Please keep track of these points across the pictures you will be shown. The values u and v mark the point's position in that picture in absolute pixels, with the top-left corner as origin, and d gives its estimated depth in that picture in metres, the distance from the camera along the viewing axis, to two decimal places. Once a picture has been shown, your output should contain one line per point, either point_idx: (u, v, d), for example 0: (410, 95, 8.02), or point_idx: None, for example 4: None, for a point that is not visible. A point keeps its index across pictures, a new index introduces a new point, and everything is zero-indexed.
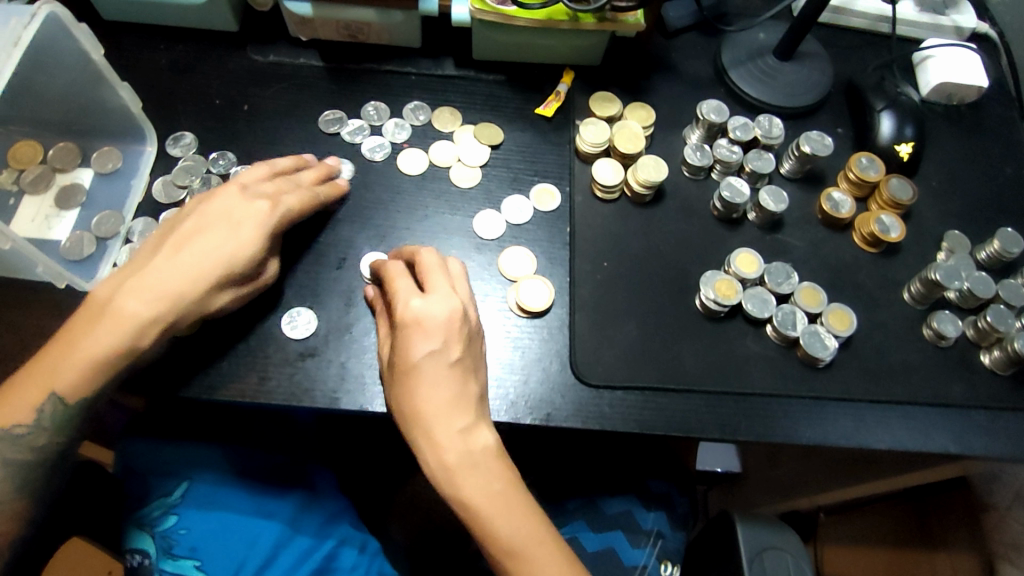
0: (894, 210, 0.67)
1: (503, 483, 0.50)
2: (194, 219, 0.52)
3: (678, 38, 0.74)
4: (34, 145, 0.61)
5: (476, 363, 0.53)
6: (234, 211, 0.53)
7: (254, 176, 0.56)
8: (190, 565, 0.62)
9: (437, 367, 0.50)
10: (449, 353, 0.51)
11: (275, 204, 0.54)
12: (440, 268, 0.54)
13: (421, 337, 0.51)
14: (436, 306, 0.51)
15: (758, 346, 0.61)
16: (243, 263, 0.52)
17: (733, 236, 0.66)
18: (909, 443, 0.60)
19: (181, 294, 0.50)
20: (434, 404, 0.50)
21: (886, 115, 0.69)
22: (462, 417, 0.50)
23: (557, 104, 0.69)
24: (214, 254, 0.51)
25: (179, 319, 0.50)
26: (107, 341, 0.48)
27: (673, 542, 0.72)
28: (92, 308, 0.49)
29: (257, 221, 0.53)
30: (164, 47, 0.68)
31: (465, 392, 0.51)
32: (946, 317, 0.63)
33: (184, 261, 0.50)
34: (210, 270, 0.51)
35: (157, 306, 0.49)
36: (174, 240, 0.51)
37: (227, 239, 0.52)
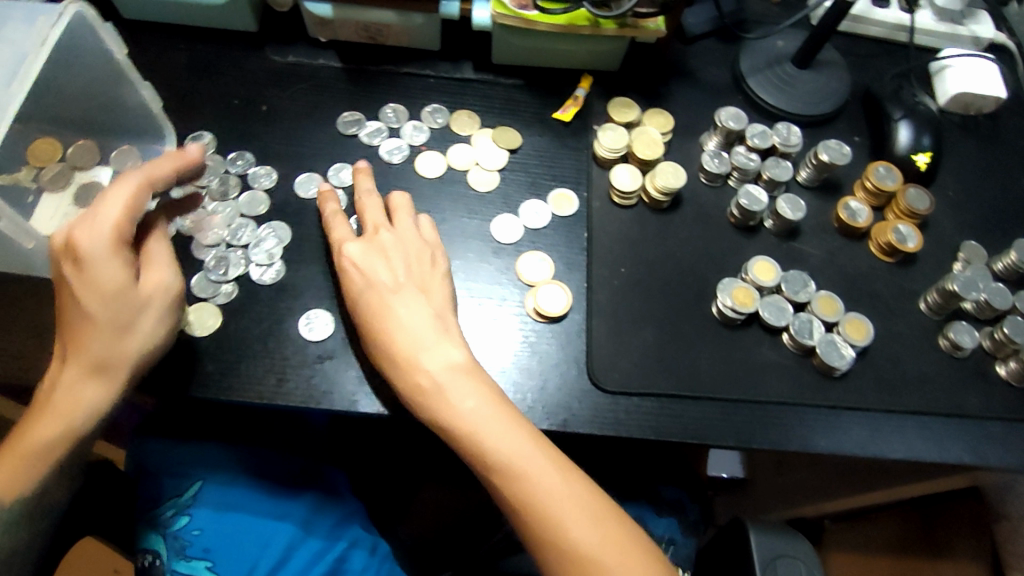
0: (911, 219, 0.67)
1: (479, 394, 0.50)
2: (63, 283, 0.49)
3: (696, 44, 0.75)
4: (54, 143, 0.61)
5: (427, 285, 0.55)
6: (63, 253, 0.48)
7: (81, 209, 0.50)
8: (202, 566, 0.62)
9: (382, 290, 0.53)
10: (390, 274, 0.54)
11: (89, 221, 0.47)
12: (375, 205, 0.59)
13: (359, 267, 0.55)
14: (371, 241, 0.56)
15: (775, 355, 0.61)
16: (113, 302, 0.48)
17: (750, 244, 0.66)
18: (925, 453, 0.59)
19: (83, 357, 0.48)
20: (394, 327, 0.52)
21: (904, 125, 0.69)
22: (422, 335, 0.52)
23: (575, 109, 0.69)
24: (78, 307, 0.48)
25: (96, 377, 0.49)
26: (48, 429, 0.49)
27: (684, 548, 0.72)
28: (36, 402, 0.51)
29: (80, 253, 0.47)
30: (184, 47, 0.68)
31: (422, 311, 0.53)
32: (963, 328, 0.63)
33: (67, 328, 0.49)
34: (93, 329, 0.48)
35: (77, 381, 0.49)
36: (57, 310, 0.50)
37: (77, 287, 0.48)
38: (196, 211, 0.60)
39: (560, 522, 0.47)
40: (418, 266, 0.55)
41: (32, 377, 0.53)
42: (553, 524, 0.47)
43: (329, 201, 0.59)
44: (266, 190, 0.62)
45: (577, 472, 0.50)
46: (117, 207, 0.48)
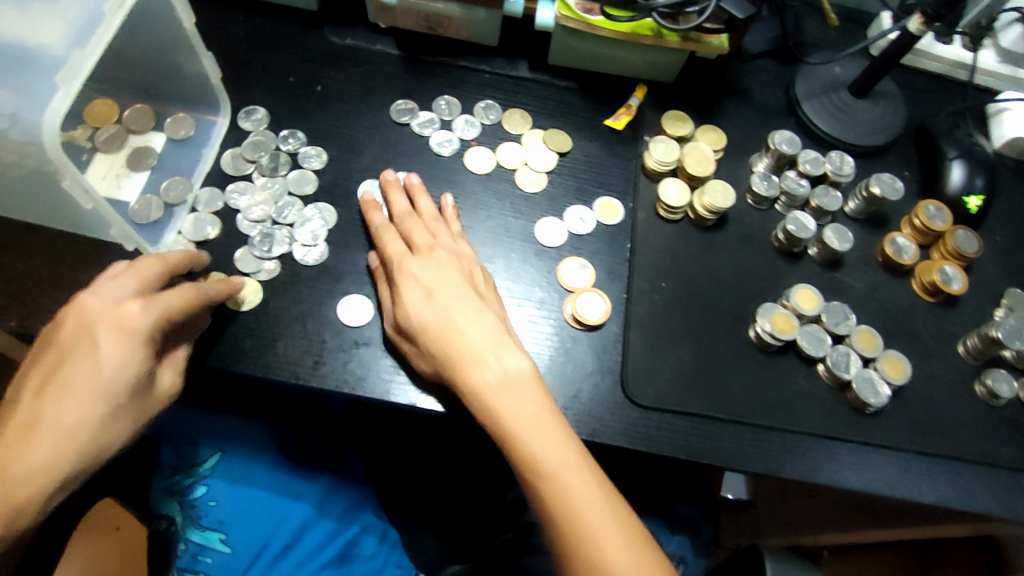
0: (957, 261, 0.67)
1: (536, 403, 0.49)
2: (64, 354, 0.44)
3: (753, 63, 0.74)
4: (111, 104, 0.61)
5: (484, 297, 0.55)
6: (93, 325, 0.44)
7: (111, 279, 0.47)
8: (215, 539, 0.63)
9: (444, 295, 0.53)
10: (452, 282, 0.54)
11: (144, 302, 0.45)
12: (431, 217, 0.59)
13: (417, 274, 0.54)
14: (430, 252, 0.55)
15: (809, 385, 0.60)
16: (128, 389, 0.44)
17: (792, 270, 0.65)
18: (953, 499, 0.59)
19: (57, 445, 0.42)
20: (456, 327, 0.51)
21: (957, 164, 0.69)
22: (485, 341, 0.51)
23: (627, 118, 0.68)
24: (86, 388, 0.43)
25: (58, 471, 0.42)
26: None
27: (695, 568, 0.72)
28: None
29: (122, 329, 0.44)
30: (243, 19, 0.68)
31: (484, 320, 0.52)
32: (1001, 376, 0.62)
33: (50, 409, 0.42)
34: (89, 413, 0.43)
35: (31, 474, 0.41)
36: (39, 384, 0.44)
37: (93, 365, 0.43)
38: (244, 185, 0.61)
39: (599, 547, 0.44)
40: (473, 282, 0.55)
41: None
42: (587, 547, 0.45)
43: (372, 210, 0.59)
44: (315, 171, 0.62)
45: (622, 504, 0.47)
46: (176, 299, 0.47)
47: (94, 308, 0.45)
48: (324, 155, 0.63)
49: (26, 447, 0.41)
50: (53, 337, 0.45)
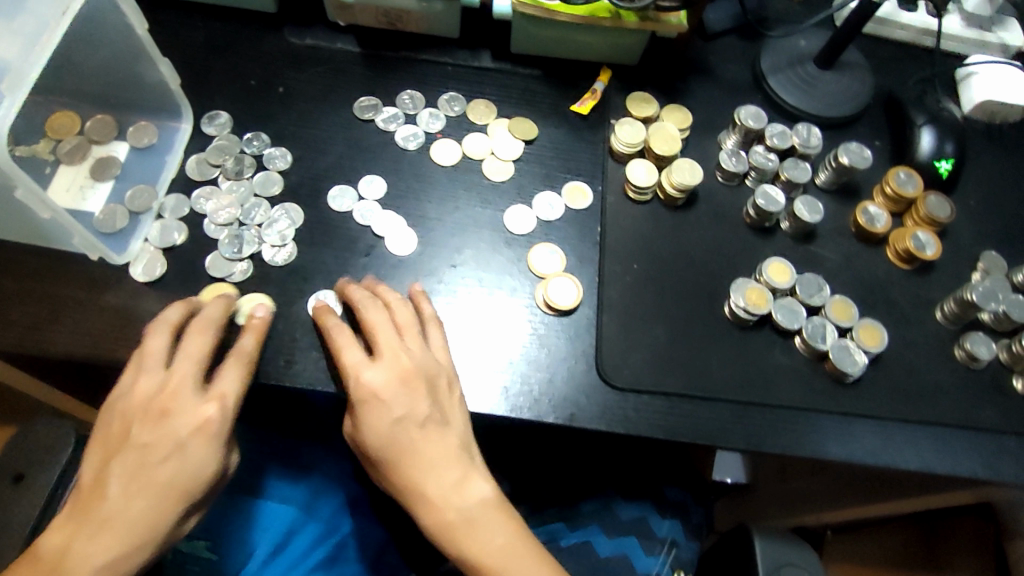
0: (930, 227, 0.66)
1: (505, 532, 0.49)
2: (142, 449, 0.47)
3: (717, 41, 0.74)
4: (72, 116, 0.61)
5: (450, 415, 0.52)
6: (178, 426, 0.47)
7: (181, 367, 0.49)
8: (201, 546, 0.62)
9: (408, 432, 0.50)
10: (415, 412, 0.50)
11: (221, 403, 0.49)
12: (388, 320, 0.53)
13: (382, 404, 0.50)
14: (388, 369, 0.51)
15: (787, 358, 0.60)
16: (203, 486, 0.48)
17: (765, 245, 0.65)
18: (939, 465, 0.58)
19: (143, 537, 0.46)
20: (418, 466, 0.50)
21: (927, 131, 0.68)
22: (452, 472, 0.50)
23: (593, 102, 0.68)
24: (168, 486, 0.47)
25: (134, 557, 0.46)
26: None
27: (687, 552, 0.70)
28: (39, 569, 0.44)
29: (207, 433, 0.48)
30: (202, 25, 0.68)
31: (450, 447, 0.51)
32: (980, 338, 0.61)
33: (139, 505, 0.46)
34: (168, 509, 0.47)
35: (115, 563, 0.45)
36: (121, 474, 0.47)
37: (180, 465, 0.47)
38: (210, 189, 0.61)
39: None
40: (440, 400, 0.52)
41: (41, 349, 0.53)
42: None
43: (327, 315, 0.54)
44: (280, 172, 0.62)
45: None
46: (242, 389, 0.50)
47: (178, 410, 0.48)
48: (288, 154, 0.63)
49: (113, 539, 0.45)
50: (133, 429, 0.48)
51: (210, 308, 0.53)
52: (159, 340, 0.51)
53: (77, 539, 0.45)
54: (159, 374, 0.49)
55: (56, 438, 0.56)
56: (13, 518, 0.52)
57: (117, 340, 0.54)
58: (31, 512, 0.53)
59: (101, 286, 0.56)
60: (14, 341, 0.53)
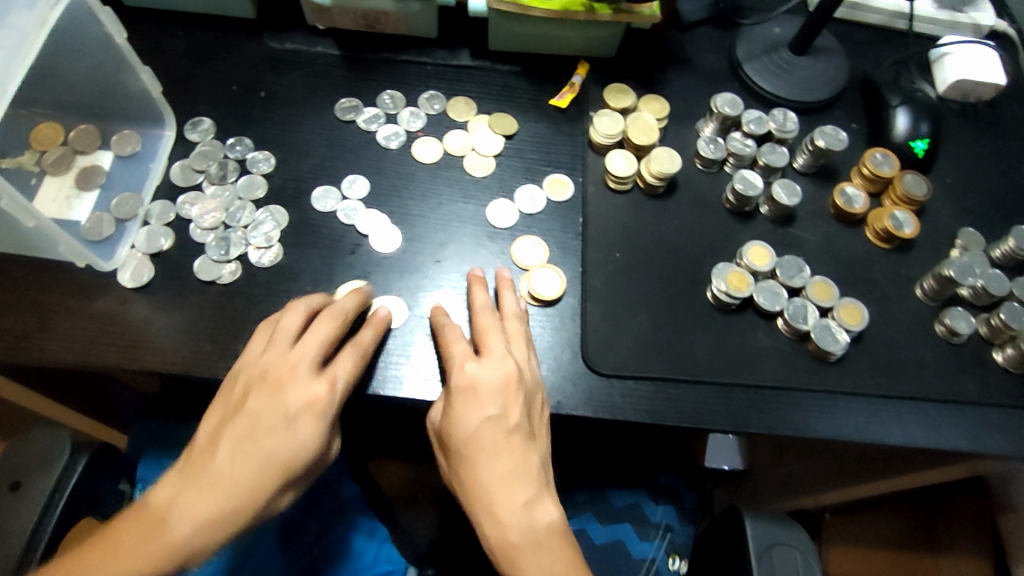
0: (908, 206, 0.67)
1: (565, 564, 0.46)
2: (248, 415, 0.47)
3: (693, 32, 0.75)
4: (56, 127, 0.62)
5: (535, 433, 0.51)
6: (291, 399, 0.47)
7: (305, 344, 0.49)
8: None
9: (495, 433, 0.48)
10: (508, 417, 0.49)
11: (334, 385, 0.48)
12: (497, 328, 0.53)
13: (477, 402, 0.48)
14: (493, 369, 0.50)
15: (769, 339, 0.61)
16: (304, 461, 0.47)
17: (746, 230, 0.66)
18: (922, 439, 0.59)
19: (240, 505, 0.45)
20: (494, 475, 0.47)
21: (902, 111, 0.69)
22: (525, 490, 0.47)
23: (571, 95, 0.69)
24: (268, 455, 0.46)
25: (226, 522, 0.44)
26: (155, 564, 0.43)
27: (682, 536, 0.72)
28: (146, 517, 0.44)
29: (315, 412, 0.47)
30: (183, 33, 0.69)
31: (531, 461, 0.49)
32: (959, 314, 0.62)
33: (243, 472, 0.45)
34: (267, 478, 0.45)
35: (209, 526, 0.44)
36: (229, 441, 0.46)
37: (286, 439, 0.46)
38: (195, 195, 0.62)
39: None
40: (529, 412, 0.51)
41: (31, 356, 0.54)
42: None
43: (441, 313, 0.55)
44: (264, 175, 0.63)
45: None
46: (351, 372, 0.50)
47: (291, 382, 0.48)
48: (271, 157, 0.64)
49: (214, 498, 0.44)
50: (249, 397, 0.47)
51: (343, 299, 0.53)
52: (293, 319, 0.51)
53: (183, 495, 0.44)
54: (283, 349, 0.49)
55: (50, 445, 0.56)
56: (11, 525, 0.53)
57: (108, 346, 0.55)
58: (29, 519, 0.53)
59: (89, 293, 0.57)
60: (5, 350, 0.54)
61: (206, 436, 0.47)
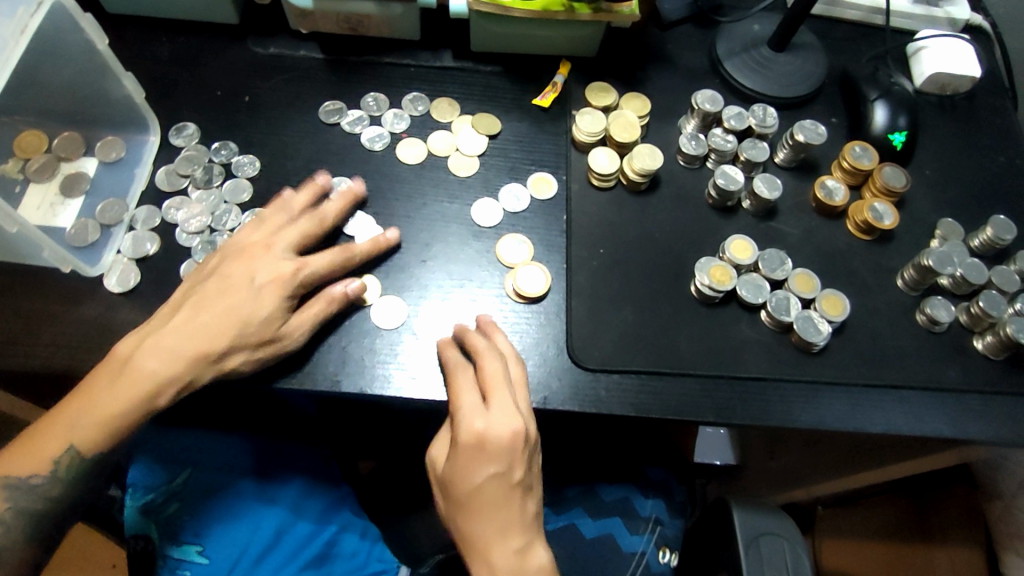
0: (888, 198, 0.68)
1: None
2: (217, 280, 0.54)
3: (674, 30, 0.75)
4: (39, 135, 0.62)
5: (531, 482, 0.53)
6: (259, 272, 0.54)
7: (283, 233, 0.57)
8: (193, 551, 0.61)
9: (497, 489, 0.50)
10: (510, 474, 0.51)
11: (299, 265, 0.55)
12: (504, 381, 0.52)
13: (483, 459, 0.50)
14: (501, 426, 0.50)
15: (753, 332, 0.62)
16: (260, 324, 0.52)
17: (728, 224, 0.66)
18: (904, 426, 0.59)
19: (198, 351, 0.51)
20: (493, 526, 0.50)
21: (880, 105, 0.70)
22: (520, 538, 0.51)
23: (554, 95, 0.70)
24: (229, 313, 0.52)
25: (185, 366, 0.51)
26: (125, 398, 0.50)
27: (672, 529, 0.72)
28: (115, 362, 0.51)
29: (278, 285, 0.54)
30: (166, 40, 0.69)
31: (526, 509, 0.52)
32: (939, 303, 0.63)
33: (203, 327, 0.52)
34: (225, 333, 0.52)
35: (174, 365, 0.51)
36: (198, 302, 0.53)
37: (248, 303, 0.53)
38: (180, 199, 0.62)
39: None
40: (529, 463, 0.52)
41: (16, 362, 0.54)
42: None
43: (449, 348, 0.55)
44: (249, 178, 0.63)
45: None
46: (324, 262, 0.56)
47: (261, 256, 0.55)
48: (256, 160, 0.64)
49: (176, 344, 0.51)
50: (225, 264, 0.55)
51: (298, 197, 0.59)
52: (278, 213, 0.58)
53: (149, 340, 0.51)
54: (266, 236, 0.56)
55: None
56: None
57: (95, 351, 0.55)
58: None
59: (74, 299, 0.57)
60: None
61: (175, 297, 0.55)
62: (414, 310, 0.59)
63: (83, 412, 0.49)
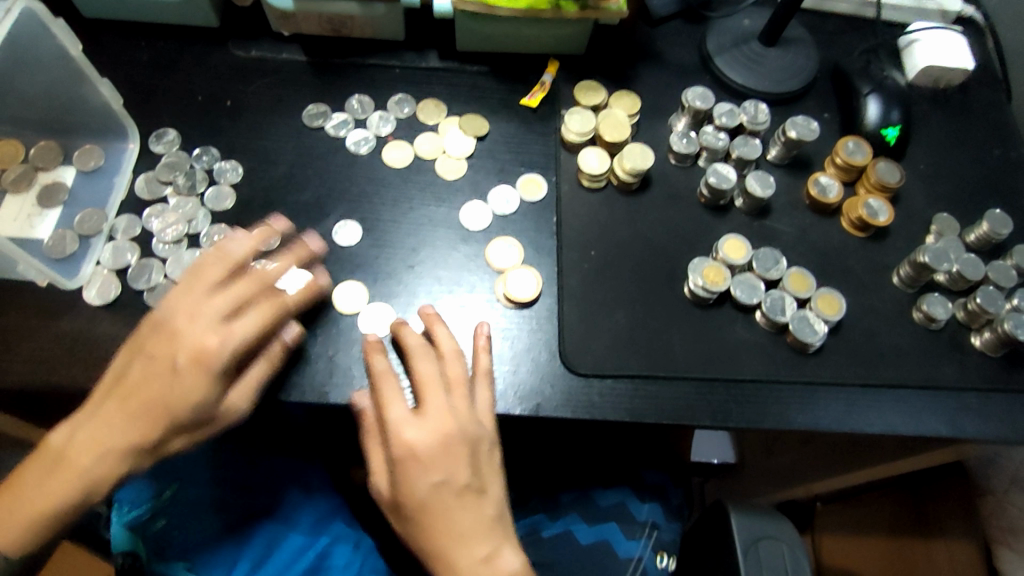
0: (882, 193, 0.67)
1: None
2: (141, 361, 0.48)
3: (663, 27, 0.74)
4: (15, 144, 0.61)
5: (486, 481, 0.51)
6: (180, 353, 0.48)
7: (211, 297, 0.50)
8: (180, 568, 0.59)
9: (445, 495, 0.49)
10: (456, 476, 0.49)
11: (225, 336, 0.48)
12: (435, 381, 0.52)
13: (421, 467, 0.49)
14: (433, 430, 0.50)
15: (748, 333, 0.61)
16: (188, 413, 0.47)
17: (721, 223, 0.65)
18: (902, 426, 0.59)
19: (128, 445, 0.47)
20: (452, 534, 0.49)
21: (873, 99, 0.69)
22: (484, 544, 0.49)
23: (542, 94, 0.69)
24: (155, 401, 0.47)
25: (117, 459, 0.47)
26: (57, 496, 0.47)
27: (668, 533, 0.72)
28: (47, 457, 0.48)
29: (201, 365, 0.47)
30: (145, 44, 0.67)
31: (487, 515, 0.50)
32: (936, 299, 0.62)
33: (127, 418, 0.47)
34: (153, 425, 0.47)
35: (104, 462, 0.47)
36: (123, 389, 0.48)
37: (171, 388, 0.47)
38: (160, 207, 0.60)
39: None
40: (479, 462, 0.51)
41: None
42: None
43: (376, 353, 0.53)
44: (232, 185, 0.62)
45: None
46: (255, 324, 0.50)
47: (185, 330, 0.48)
48: (238, 166, 0.63)
49: (103, 438, 0.47)
50: (149, 339, 0.49)
51: (238, 245, 0.52)
52: (214, 266, 0.51)
53: (79, 432, 0.48)
54: (193, 300, 0.49)
55: None
56: None
57: (75, 365, 0.54)
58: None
59: (53, 313, 0.56)
60: None
61: (104, 377, 0.50)
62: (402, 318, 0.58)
63: (13, 512, 0.47)
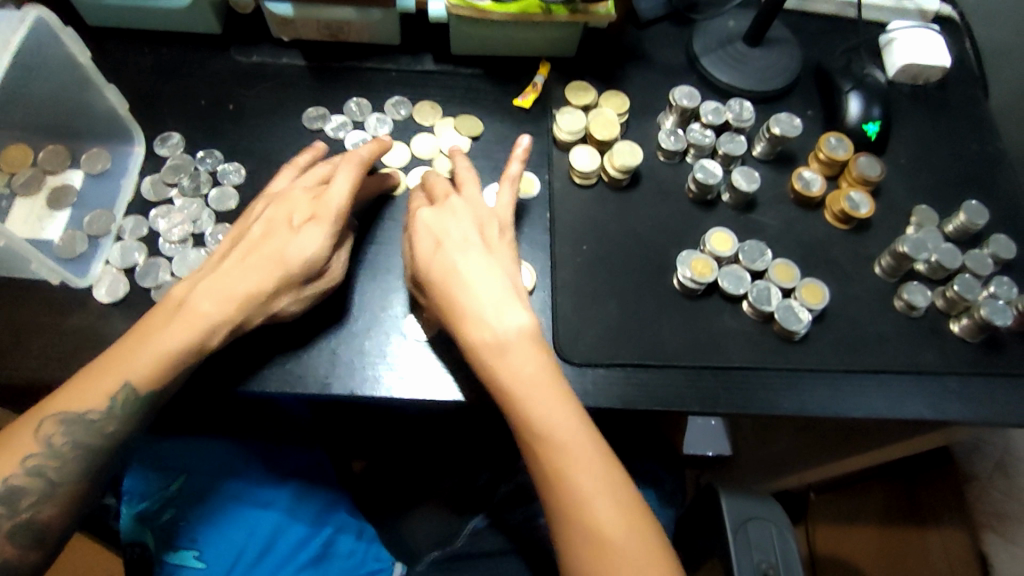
0: (864, 187, 0.70)
1: (534, 364, 0.50)
2: (259, 225, 0.55)
3: (650, 29, 0.77)
4: (24, 148, 0.63)
5: (493, 247, 0.54)
6: (297, 214, 0.55)
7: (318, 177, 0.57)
8: (191, 556, 0.61)
9: (449, 248, 0.53)
10: (462, 236, 0.54)
11: (329, 197, 0.55)
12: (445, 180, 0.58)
13: (429, 232, 0.54)
14: (443, 210, 0.55)
15: (735, 322, 0.63)
16: (303, 262, 0.53)
17: (708, 217, 0.68)
18: (884, 410, 0.61)
19: (249, 290, 0.52)
20: (459, 282, 0.52)
21: (854, 97, 0.71)
22: (490, 295, 0.52)
23: (534, 96, 0.71)
24: (273, 254, 0.53)
25: (238, 306, 0.51)
26: (180, 335, 0.50)
27: (662, 518, 0.74)
28: (167, 306, 0.52)
29: (316, 220, 0.54)
30: (149, 51, 0.69)
31: (492, 272, 0.53)
32: (915, 288, 0.65)
33: (251, 267, 0.52)
34: (272, 272, 0.52)
35: (226, 306, 0.51)
36: (243, 247, 0.54)
37: (289, 241, 0.53)
38: (166, 208, 0.63)
39: (583, 504, 0.48)
40: (487, 233, 0.55)
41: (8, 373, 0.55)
42: (569, 500, 0.48)
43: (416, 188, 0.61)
44: (235, 186, 0.64)
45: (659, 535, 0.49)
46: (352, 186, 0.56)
47: (297, 196, 0.56)
48: (240, 167, 0.65)
49: (223, 286, 0.51)
50: (266, 208, 0.56)
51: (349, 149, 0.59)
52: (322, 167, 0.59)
53: (200, 283, 0.52)
54: (305, 185, 0.57)
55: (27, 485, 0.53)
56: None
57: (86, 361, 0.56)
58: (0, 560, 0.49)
59: (64, 310, 0.58)
60: None
61: (221, 248, 0.55)
62: (401, 312, 0.60)
63: (136, 353, 0.50)
